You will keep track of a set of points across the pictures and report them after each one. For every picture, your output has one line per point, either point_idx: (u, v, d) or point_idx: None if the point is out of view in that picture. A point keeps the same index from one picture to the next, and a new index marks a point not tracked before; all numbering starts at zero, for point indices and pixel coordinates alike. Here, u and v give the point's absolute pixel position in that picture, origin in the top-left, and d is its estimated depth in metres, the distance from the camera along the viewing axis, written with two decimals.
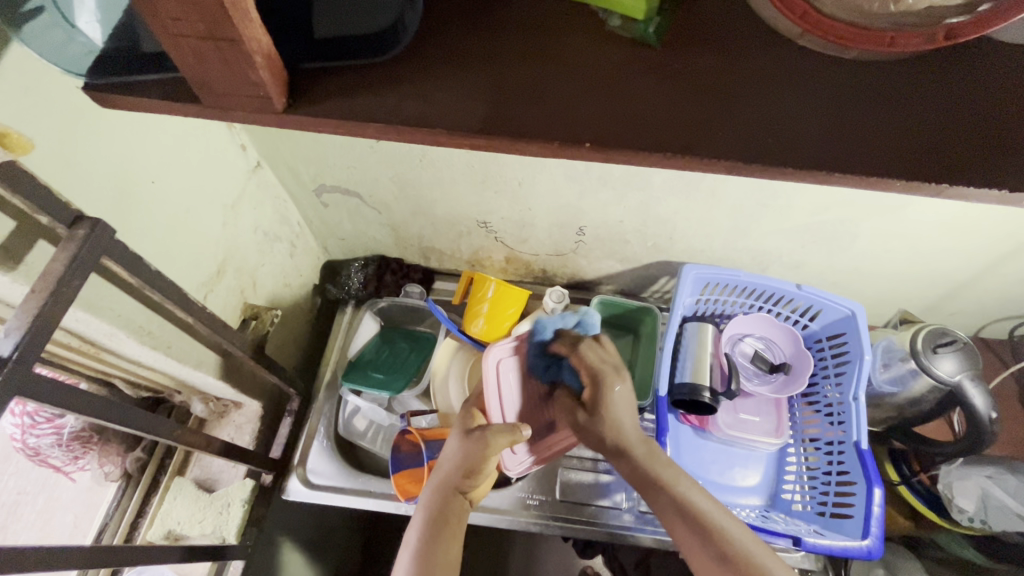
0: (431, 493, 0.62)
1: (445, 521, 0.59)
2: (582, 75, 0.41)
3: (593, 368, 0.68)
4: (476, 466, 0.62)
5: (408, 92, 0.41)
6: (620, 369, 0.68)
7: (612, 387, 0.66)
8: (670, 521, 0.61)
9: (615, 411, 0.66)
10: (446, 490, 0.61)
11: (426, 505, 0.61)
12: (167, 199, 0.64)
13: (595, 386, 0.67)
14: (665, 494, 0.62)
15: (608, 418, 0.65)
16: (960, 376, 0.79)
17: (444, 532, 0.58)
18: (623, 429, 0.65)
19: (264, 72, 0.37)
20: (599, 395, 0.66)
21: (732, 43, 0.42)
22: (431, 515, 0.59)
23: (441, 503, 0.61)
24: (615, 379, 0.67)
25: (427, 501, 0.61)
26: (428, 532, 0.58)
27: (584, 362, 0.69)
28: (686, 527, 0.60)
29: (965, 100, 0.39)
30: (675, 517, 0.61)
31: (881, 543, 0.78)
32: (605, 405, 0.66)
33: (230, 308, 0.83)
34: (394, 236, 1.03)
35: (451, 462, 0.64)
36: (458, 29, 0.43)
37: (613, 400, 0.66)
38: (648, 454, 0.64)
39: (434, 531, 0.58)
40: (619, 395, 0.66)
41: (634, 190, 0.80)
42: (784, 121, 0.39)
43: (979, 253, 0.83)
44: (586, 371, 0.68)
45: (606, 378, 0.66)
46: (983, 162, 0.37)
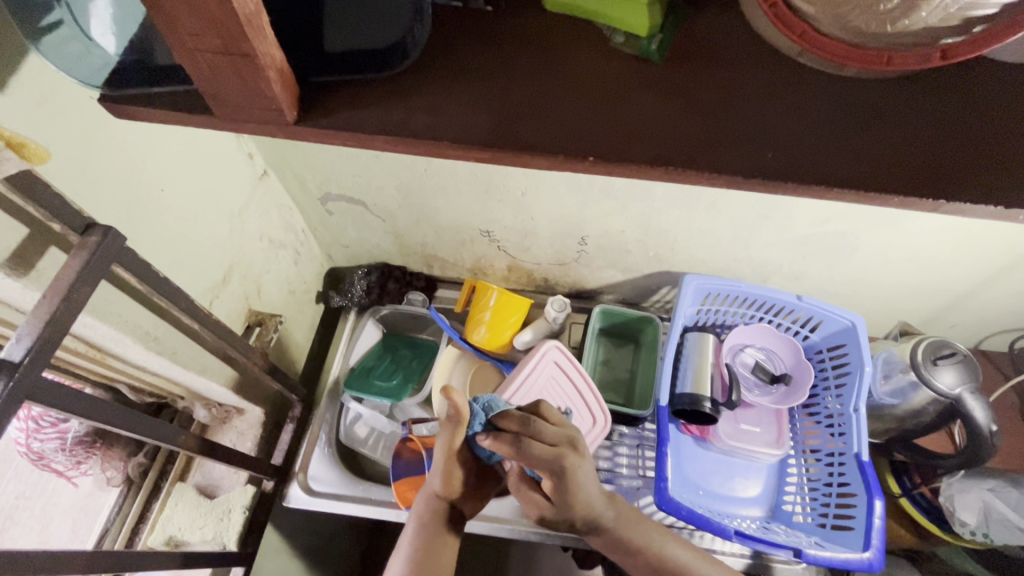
0: (420, 508, 0.65)
1: (437, 537, 0.62)
2: (587, 90, 0.42)
3: (548, 461, 0.56)
4: (449, 473, 0.63)
5: (416, 106, 0.42)
6: (576, 445, 0.59)
7: (576, 473, 0.58)
8: (636, 563, 0.65)
9: (582, 494, 0.60)
10: (433, 503, 0.65)
11: (415, 517, 0.65)
12: (176, 207, 0.65)
13: (558, 478, 0.58)
14: (643, 557, 0.65)
15: (579, 501, 0.60)
16: (959, 389, 0.79)
17: (438, 547, 0.62)
18: (591, 505, 0.62)
19: (276, 86, 0.38)
20: (564, 486, 0.58)
21: (732, 58, 0.43)
22: (427, 506, 0.65)
23: (431, 518, 0.64)
24: (576, 459, 0.58)
25: (416, 514, 0.65)
26: (421, 546, 0.62)
27: (535, 464, 0.56)
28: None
29: (962, 117, 0.40)
30: (638, 564, 0.65)
31: (881, 556, 0.78)
32: (573, 491, 0.59)
33: (234, 314, 0.83)
34: (397, 245, 1.04)
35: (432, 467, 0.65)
36: (465, 44, 0.44)
37: (581, 484, 0.59)
38: (610, 513, 0.64)
39: (428, 538, 0.62)
40: (583, 474, 0.58)
41: (636, 202, 0.81)
42: (784, 137, 0.40)
43: (978, 266, 0.84)
44: (542, 467, 0.57)
45: (564, 463, 0.57)
46: (981, 178, 0.38)
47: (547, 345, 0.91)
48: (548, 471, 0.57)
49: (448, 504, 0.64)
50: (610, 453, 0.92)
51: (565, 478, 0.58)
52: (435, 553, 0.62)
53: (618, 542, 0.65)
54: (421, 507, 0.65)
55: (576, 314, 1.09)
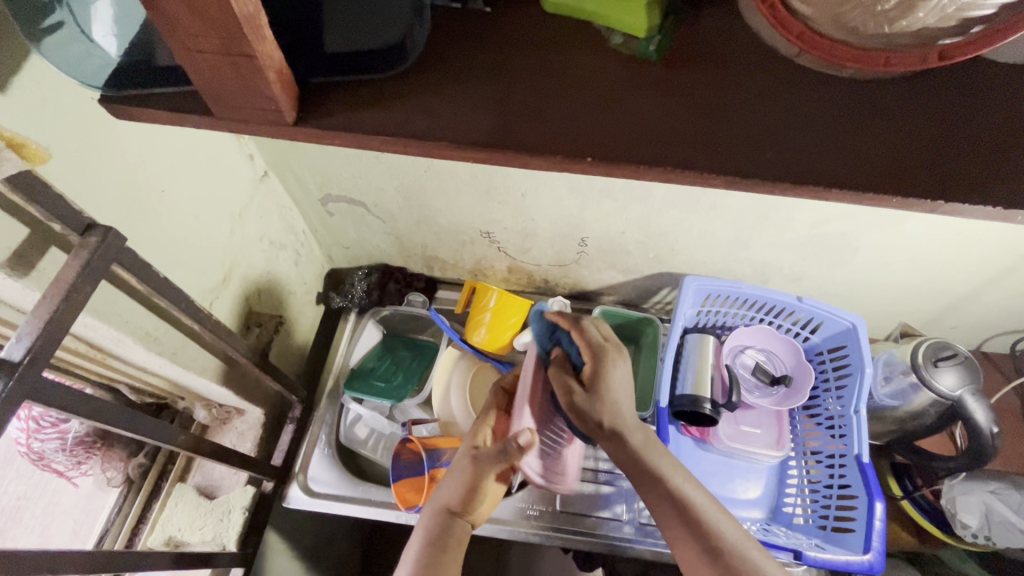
0: (430, 514, 0.62)
1: (444, 543, 0.59)
2: (585, 90, 0.42)
3: (593, 343, 0.65)
4: (470, 485, 0.62)
5: (416, 107, 0.42)
6: (621, 347, 0.65)
7: (614, 362, 0.63)
8: (661, 512, 0.61)
9: (613, 391, 0.62)
10: (445, 512, 0.61)
11: (423, 527, 0.61)
12: (176, 207, 0.65)
13: (595, 361, 0.63)
14: (658, 488, 0.61)
15: (609, 399, 0.62)
16: (960, 391, 0.79)
17: (443, 555, 0.58)
18: (620, 411, 0.62)
19: (276, 87, 0.38)
20: (599, 369, 0.63)
21: (730, 58, 0.43)
22: (437, 518, 0.61)
23: (438, 526, 0.61)
24: (616, 355, 0.64)
25: (425, 522, 0.62)
26: (426, 557, 0.58)
27: (583, 337, 0.66)
28: (681, 525, 0.59)
29: (961, 118, 0.40)
30: (669, 514, 0.60)
31: (882, 558, 0.77)
32: (605, 381, 0.63)
33: (235, 315, 0.83)
34: (398, 246, 1.04)
35: (448, 481, 0.64)
36: (464, 45, 0.44)
37: (614, 377, 0.63)
38: (641, 441, 0.62)
39: (432, 555, 0.58)
40: (619, 369, 0.63)
41: (636, 202, 0.82)
42: (782, 137, 0.40)
43: (979, 268, 0.84)
44: (585, 347, 0.65)
45: (603, 351, 0.64)
46: (979, 178, 0.38)
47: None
48: (588, 351, 0.64)
49: (459, 520, 0.61)
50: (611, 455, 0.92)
51: (603, 362, 0.63)
52: (439, 565, 0.57)
53: (637, 459, 0.61)
54: (430, 513, 0.62)
55: (576, 316, 1.09)
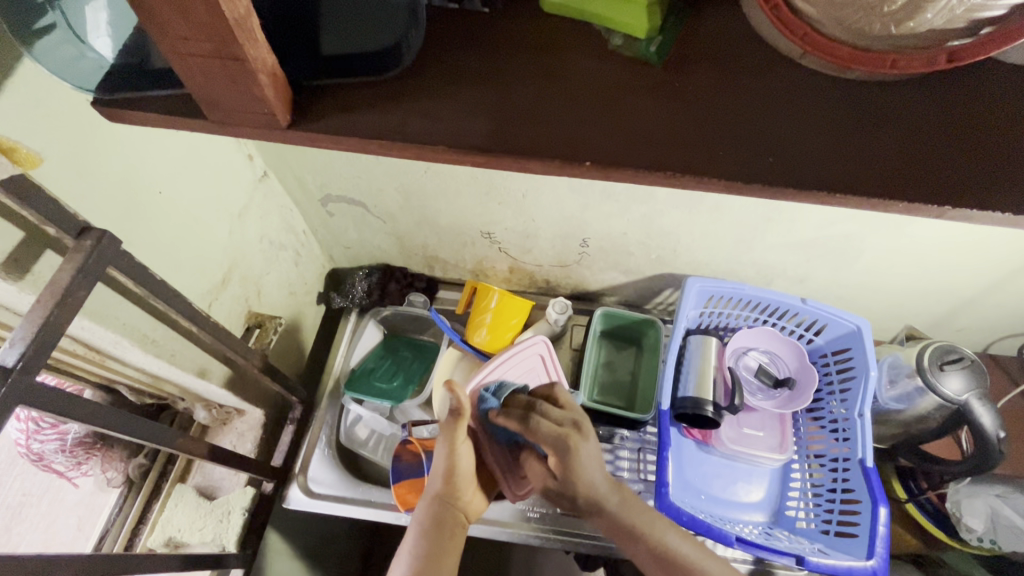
0: (422, 508, 0.64)
1: (439, 529, 0.62)
2: (583, 93, 0.41)
3: (553, 436, 0.62)
4: (451, 470, 0.65)
5: (411, 109, 0.41)
6: (580, 427, 0.63)
7: (578, 450, 0.61)
8: (646, 563, 0.63)
9: (585, 476, 0.61)
10: (434, 501, 0.64)
11: (416, 520, 0.63)
12: (174, 209, 0.65)
13: (560, 454, 0.61)
14: (642, 545, 0.62)
15: (580, 483, 0.61)
16: (966, 395, 0.78)
17: (441, 539, 0.61)
18: (596, 486, 0.62)
19: (269, 90, 0.37)
20: (566, 463, 0.61)
21: (731, 59, 0.42)
22: (427, 509, 0.64)
23: (432, 513, 0.63)
24: (580, 439, 0.62)
25: (418, 515, 0.64)
26: (424, 546, 0.60)
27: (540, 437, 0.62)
28: (660, 568, 0.62)
29: (969, 121, 0.39)
30: (652, 562, 0.62)
31: (886, 564, 0.77)
32: (575, 473, 0.61)
33: (234, 316, 0.83)
34: (398, 246, 1.04)
35: (433, 472, 0.67)
36: (461, 45, 0.44)
37: (581, 466, 0.61)
38: (622, 505, 0.63)
39: (428, 542, 0.60)
40: (586, 454, 0.61)
41: (637, 204, 0.81)
42: (785, 141, 0.39)
43: (986, 270, 0.83)
44: (547, 445, 0.62)
45: (567, 443, 0.61)
46: (987, 182, 0.37)
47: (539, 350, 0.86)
48: (552, 450, 0.61)
49: (450, 505, 0.64)
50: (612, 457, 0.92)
51: (568, 453, 0.61)
52: (439, 552, 0.60)
53: (615, 520, 0.63)
54: (422, 506, 0.65)
55: (578, 316, 1.08)
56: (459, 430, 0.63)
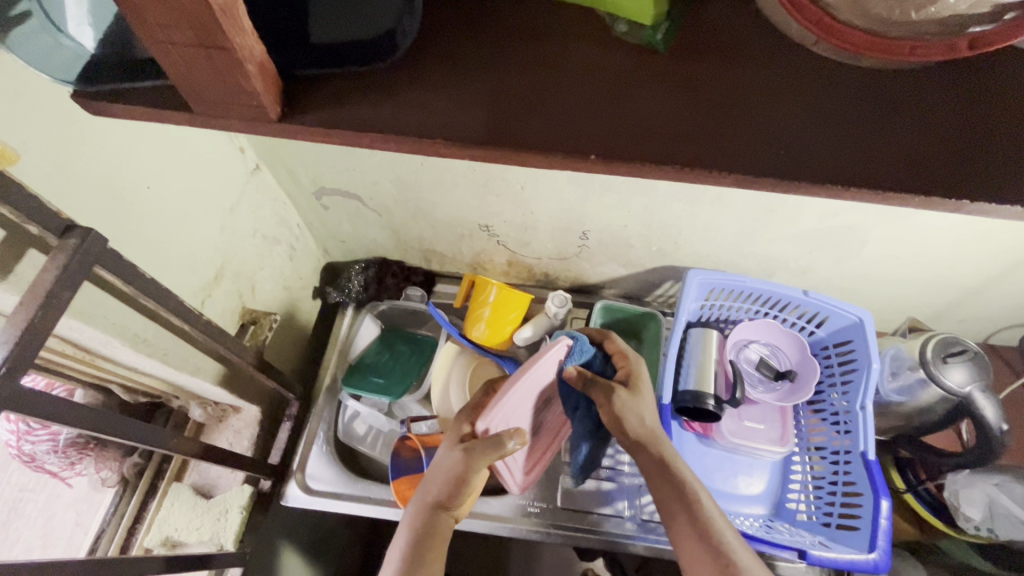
0: (417, 511, 0.63)
1: (430, 534, 0.60)
2: (586, 83, 0.40)
3: (622, 352, 0.75)
4: (458, 481, 0.63)
5: (407, 101, 0.39)
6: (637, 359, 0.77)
7: (643, 368, 0.74)
8: (672, 510, 0.62)
9: (647, 395, 0.71)
10: (428, 508, 0.63)
11: (411, 520, 0.63)
12: (163, 204, 0.63)
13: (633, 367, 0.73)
14: (675, 484, 0.63)
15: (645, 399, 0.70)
16: (969, 387, 0.78)
17: (429, 546, 0.60)
18: (651, 413, 0.69)
19: (257, 81, 0.35)
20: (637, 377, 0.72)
21: (739, 46, 0.41)
22: (418, 514, 0.63)
23: (427, 519, 0.62)
24: (640, 366, 0.75)
25: (413, 516, 0.63)
26: (410, 551, 0.59)
27: (617, 348, 0.76)
28: (699, 543, 0.59)
29: (989, 112, 0.38)
30: (676, 506, 0.62)
31: (888, 557, 0.76)
32: (641, 388, 0.71)
33: (228, 313, 0.81)
34: (395, 239, 1.02)
35: (435, 475, 0.65)
36: (457, 32, 0.42)
37: (645, 386, 0.72)
38: (672, 447, 0.67)
39: (415, 550, 0.59)
40: (648, 377, 0.73)
41: (639, 196, 0.79)
42: (795, 133, 0.38)
43: (991, 261, 0.82)
44: (623, 355, 0.74)
45: (637, 367, 0.73)
46: (1005, 175, 0.36)
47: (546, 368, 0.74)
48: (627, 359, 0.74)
49: (442, 513, 0.62)
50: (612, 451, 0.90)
51: (636, 370, 0.73)
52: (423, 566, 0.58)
53: (664, 455, 0.66)
54: (416, 510, 0.64)
55: (577, 309, 1.07)
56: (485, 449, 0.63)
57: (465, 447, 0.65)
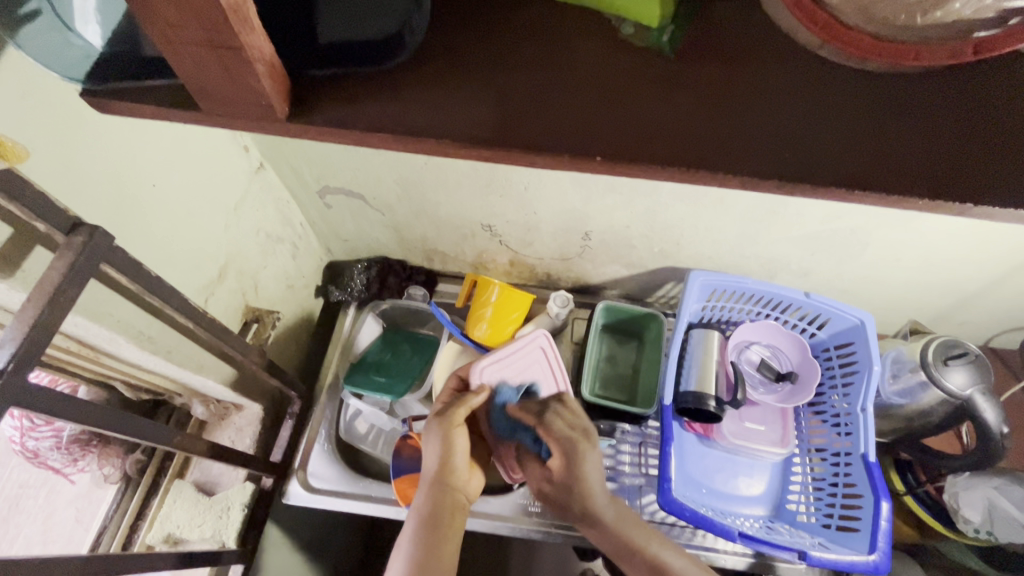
0: (420, 496, 0.65)
1: (438, 513, 0.62)
2: (591, 83, 0.40)
3: (562, 438, 0.67)
4: (449, 449, 0.67)
5: (414, 101, 0.39)
6: (588, 434, 0.68)
7: (584, 457, 0.65)
8: None
9: (588, 482, 0.65)
10: (432, 486, 0.65)
11: (417, 506, 0.64)
12: (168, 202, 0.63)
13: (568, 458, 0.66)
14: (638, 557, 0.63)
15: (580, 486, 0.65)
16: (970, 390, 0.78)
17: (441, 521, 0.62)
18: (593, 497, 0.65)
19: (265, 81, 0.36)
20: (572, 467, 0.65)
21: (744, 49, 0.41)
22: (423, 497, 0.64)
23: (431, 499, 0.64)
24: (586, 446, 0.66)
25: (418, 503, 0.64)
26: (422, 534, 0.60)
27: (553, 435, 0.68)
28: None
29: (993, 117, 0.38)
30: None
31: (888, 559, 0.76)
32: (580, 477, 0.65)
33: (232, 311, 0.82)
34: (398, 238, 1.02)
35: (430, 459, 0.68)
36: (464, 34, 0.42)
37: (586, 471, 0.65)
38: (618, 517, 0.65)
39: (429, 530, 0.61)
40: (591, 461, 0.65)
41: (642, 197, 0.79)
42: (801, 135, 0.38)
43: (992, 264, 0.82)
44: (556, 445, 0.67)
45: (576, 450, 0.66)
46: (1008, 179, 0.36)
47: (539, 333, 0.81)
48: (560, 450, 0.66)
49: (446, 483, 0.65)
50: (613, 451, 0.91)
51: (574, 458, 0.65)
52: (437, 542, 0.60)
53: (613, 535, 0.64)
54: (420, 494, 0.65)
55: (579, 310, 1.07)
56: (454, 414, 0.69)
57: (439, 420, 0.69)
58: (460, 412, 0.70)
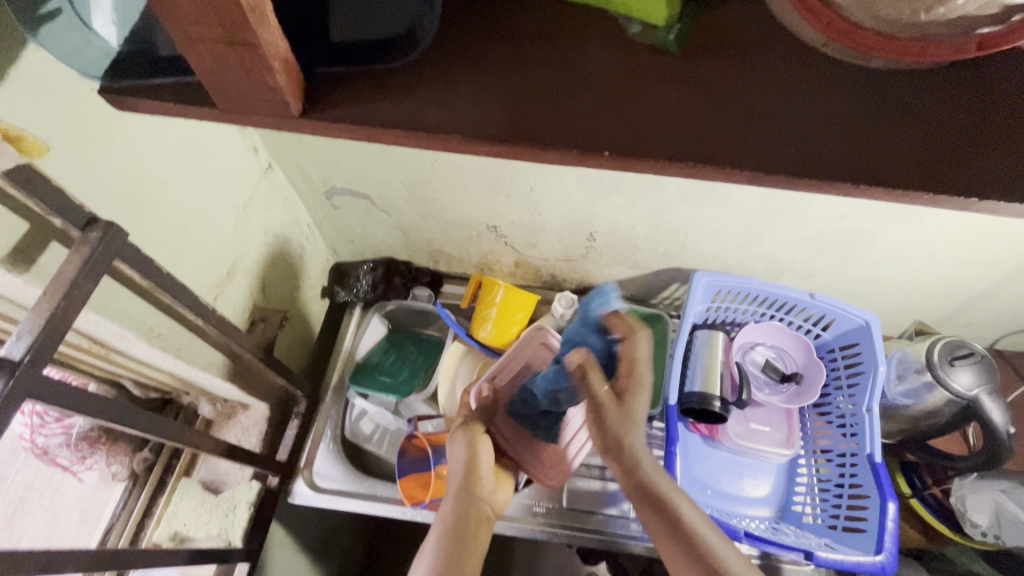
0: (447, 503, 0.66)
1: (463, 521, 0.62)
2: (600, 79, 0.41)
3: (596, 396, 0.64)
4: (474, 459, 0.69)
5: (425, 98, 0.40)
6: (656, 372, 0.65)
7: (643, 390, 0.63)
8: (660, 529, 0.61)
9: (638, 414, 0.63)
10: (459, 495, 0.65)
11: (441, 516, 0.63)
12: (180, 201, 0.64)
13: (631, 378, 0.64)
14: (664, 509, 0.61)
15: (630, 414, 0.62)
16: (976, 390, 0.78)
17: (467, 530, 0.61)
18: (640, 433, 0.63)
19: (281, 78, 0.36)
20: (632, 386, 0.63)
21: (750, 47, 0.42)
22: (450, 505, 0.64)
23: (457, 509, 0.64)
24: (649, 382, 0.64)
25: (444, 512, 0.64)
26: (447, 542, 0.60)
27: (631, 351, 0.65)
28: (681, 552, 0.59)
29: (999, 113, 0.39)
30: (665, 531, 0.61)
31: (895, 559, 0.76)
32: (636, 400, 0.63)
33: (239, 310, 0.82)
34: (404, 239, 1.03)
35: (455, 468, 0.69)
36: (474, 33, 0.43)
37: (640, 402, 0.63)
38: (654, 469, 0.63)
39: (455, 539, 0.60)
40: (644, 400, 0.63)
41: (647, 197, 0.80)
42: (807, 131, 0.38)
43: (998, 265, 0.82)
44: (626, 363, 0.65)
45: (641, 377, 0.63)
46: (1012, 176, 0.36)
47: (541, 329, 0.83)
48: (628, 370, 0.64)
49: (472, 495, 0.65)
50: None
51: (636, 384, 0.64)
52: (462, 549, 0.59)
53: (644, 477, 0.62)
54: (445, 503, 0.66)
55: None
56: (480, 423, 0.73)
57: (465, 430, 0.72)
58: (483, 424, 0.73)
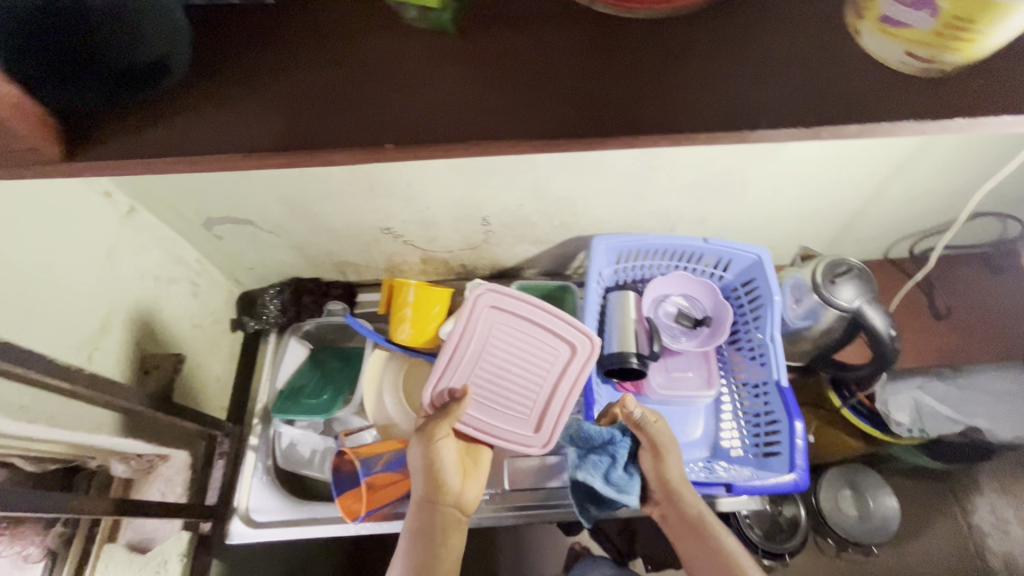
0: (413, 511, 0.71)
1: (430, 530, 0.68)
2: (379, 70, 0.40)
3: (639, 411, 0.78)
4: (434, 464, 0.71)
5: (203, 119, 0.39)
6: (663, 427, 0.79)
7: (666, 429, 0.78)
8: (699, 556, 0.71)
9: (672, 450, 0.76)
10: (422, 504, 0.70)
11: (408, 523, 0.70)
12: (18, 263, 0.61)
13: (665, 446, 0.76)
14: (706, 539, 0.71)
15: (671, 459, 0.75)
16: (858, 301, 0.83)
17: (433, 539, 0.68)
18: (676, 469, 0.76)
19: (20, 124, 0.34)
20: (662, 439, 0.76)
21: (524, 15, 0.42)
22: (418, 512, 0.70)
23: (422, 516, 0.69)
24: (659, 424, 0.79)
25: (411, 518, 0.70)
26: (415, 552, 0.67)
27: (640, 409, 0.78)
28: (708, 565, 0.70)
29: (764, 44, 0.40)
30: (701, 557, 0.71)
31: (807, 475, 0.80)
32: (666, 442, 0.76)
33: (127, 362, 0.79)
34: (303, 256, 1.01)
35: (416, 472, 0.72)
36: (251, 42, 0.41)
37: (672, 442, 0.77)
38: (692, 499, 0.74)
39: (424, 548, 0.67)
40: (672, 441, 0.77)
41: (523, 174, 0.80)
42: (582, 90, 0.39)
43: (861, 182, 0.87)
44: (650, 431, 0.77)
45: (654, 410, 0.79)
46: (775, 103, 0.38)
47: (483, 291, 0.84)
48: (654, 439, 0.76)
49: (438, 504, 0.70)
50: None
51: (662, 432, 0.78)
52: (430, 557, 0.66)
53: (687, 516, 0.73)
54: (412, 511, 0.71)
55: None
56: (437, 425, 0.71)
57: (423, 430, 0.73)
58: (439, 427, 0.73)
